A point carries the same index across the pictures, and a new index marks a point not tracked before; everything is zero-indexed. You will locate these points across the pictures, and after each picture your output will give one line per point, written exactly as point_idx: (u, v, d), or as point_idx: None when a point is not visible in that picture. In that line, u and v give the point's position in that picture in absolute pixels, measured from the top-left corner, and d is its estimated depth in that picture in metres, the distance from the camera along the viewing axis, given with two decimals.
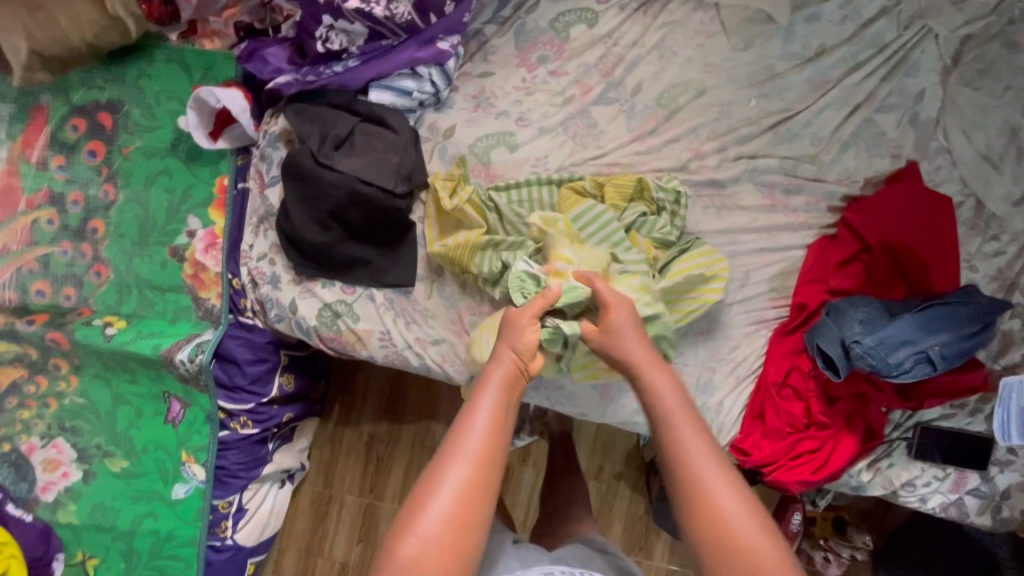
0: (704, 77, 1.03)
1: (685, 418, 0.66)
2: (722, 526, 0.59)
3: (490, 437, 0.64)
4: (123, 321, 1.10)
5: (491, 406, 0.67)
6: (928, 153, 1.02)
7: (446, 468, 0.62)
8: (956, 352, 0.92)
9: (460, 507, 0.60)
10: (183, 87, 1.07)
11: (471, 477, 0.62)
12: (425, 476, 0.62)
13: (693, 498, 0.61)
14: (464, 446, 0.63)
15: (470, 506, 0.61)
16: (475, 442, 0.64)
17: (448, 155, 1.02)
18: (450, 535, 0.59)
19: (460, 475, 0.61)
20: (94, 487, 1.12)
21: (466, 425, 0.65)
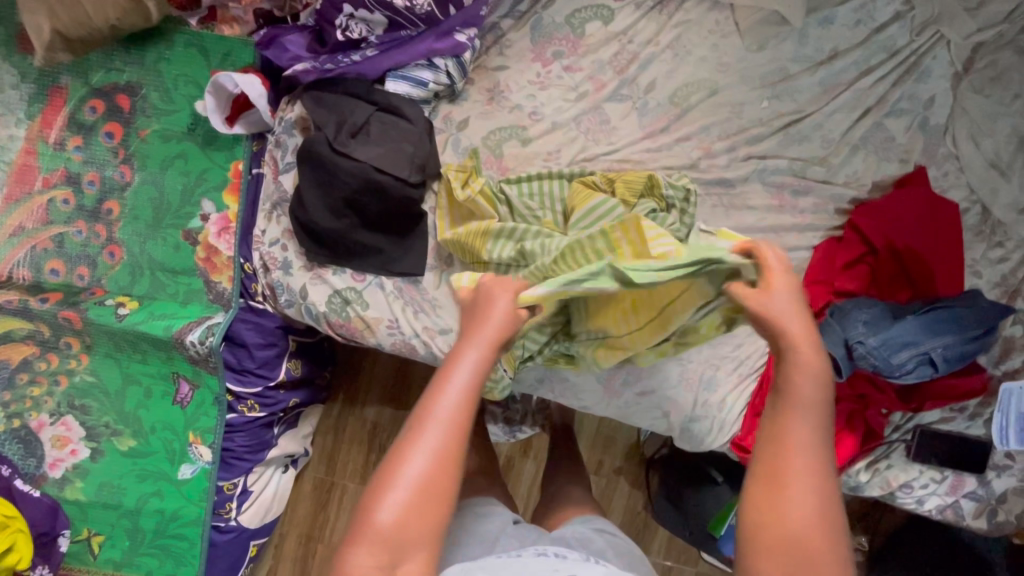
0: (716, 77, 1.04)
1: (805, 398, 0.61)
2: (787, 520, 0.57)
3: (464, 408, 0.61)
4: (135, 302, 1.11)
5: (472, 372, 0.63)
6: (936, 158, 1.03)
7: (420, 434, 0.60)
8: (958, 355, 0.93)
9: (434, 474, 0.59)
10: (201, 72, 1.08)
11: (446, 443, 0.60)
12: (398, 442, 0.61)
13: (769, 475, 0.59)
14: (437, 415, 0.61)
15: (443, 470, 0.60)
16: (450, 412, 0.61)
17: (461, 147, 1.04)
18: (421, 500, 0.59)
19: (435, 442, 0.60)
20: (101, 465, 1.14)
21: (441, 388, 0.62)
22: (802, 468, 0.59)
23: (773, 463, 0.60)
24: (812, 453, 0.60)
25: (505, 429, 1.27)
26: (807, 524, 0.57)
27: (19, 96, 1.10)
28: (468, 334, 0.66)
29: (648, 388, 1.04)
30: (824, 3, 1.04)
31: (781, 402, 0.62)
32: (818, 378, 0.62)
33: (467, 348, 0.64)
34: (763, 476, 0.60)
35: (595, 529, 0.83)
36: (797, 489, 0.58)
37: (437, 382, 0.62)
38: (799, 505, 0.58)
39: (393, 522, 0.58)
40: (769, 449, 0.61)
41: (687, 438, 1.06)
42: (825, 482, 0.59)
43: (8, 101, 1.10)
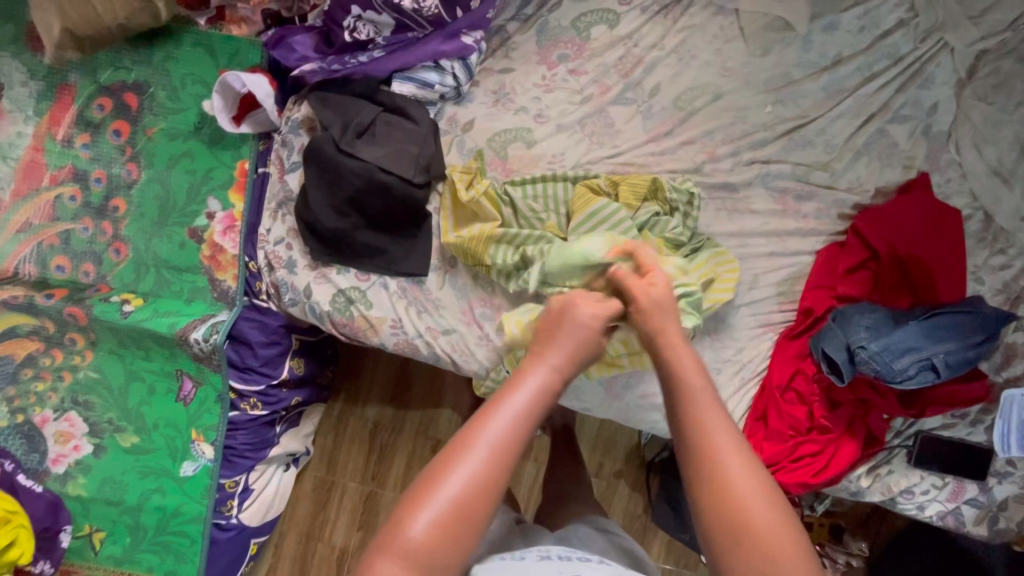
0: (721, 81, 1.04)
1: (704, 394, 0.64)
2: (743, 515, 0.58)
3: (511, 430, 0.60)
4: (139, 299, 1.12)
5: (530, 395, 0.62)
6: (939, 165, 1.04)
7: (462, 456, 0.59)
8: (960, 360, 0.94)
9: (472, 497, 0.58)
10: (209, 71, 1.09)
11: (486, 467, 0.58)
12: (439, 461, 0.59)
13: (704, 483, 0.60)
14: (486, 436, 0.59)
15: (484, 494, 0.58)
16: (499, 434, 0.59)
17: (466, 148, 1.04)
18: (455, 521, 0.57)
19: (477, 466, 0.58)
20: (104, 461, 1.14)
21: (496, 408, 0.61)
22: (731, 462, 0.60)
23: (709, 472, 0.60)
24: (734, 443, 0.61)
25: None
26: (756, 509, 0.58)
27: (28, 93, 1.11)
28: (534, 357, 0.66)
29: (649, 390, 1.05)
30: (828, 9, 1.04)
31: (685, 406, 0.63)
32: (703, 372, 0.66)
33: (533, 371, 0.64)
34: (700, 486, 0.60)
35: (596, 531, 0.83)
36: (735, 487, 0.59)
37: (493, 404, 0.61)
38: (742, 499, 0.58)
39: (424, 540, 0.56)
40: (695, 457, 0.61)
41: None
42: (755, 466, 0.61)
43: (18, 98, 1.11)
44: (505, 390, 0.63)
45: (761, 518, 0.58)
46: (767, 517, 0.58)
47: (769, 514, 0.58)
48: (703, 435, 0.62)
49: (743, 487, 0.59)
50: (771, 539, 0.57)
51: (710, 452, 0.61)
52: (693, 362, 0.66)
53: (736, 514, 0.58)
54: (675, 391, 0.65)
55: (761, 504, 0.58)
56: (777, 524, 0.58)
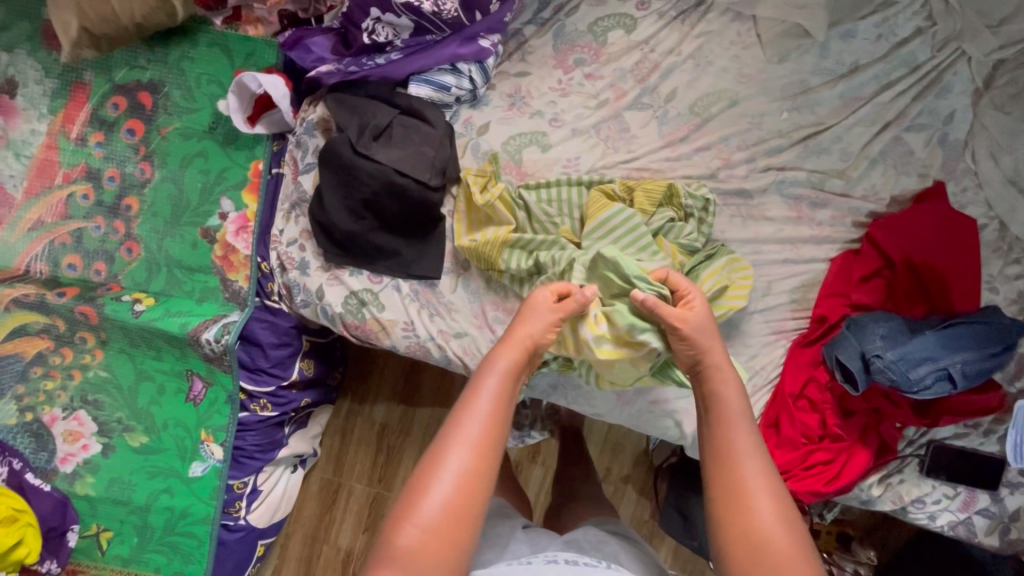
0: (738, 88, 1.04)
1: (740, 418, 0.68)
2: (754, 526, 0.60)
3: (487, 429, 0.65)
4: (151, 299, 1.12)
5: (492, 392, 0.67)
6: (955, 174, 1.03)
7: (447, 454, 0.63)
8: (977, 371, 0.93)
9: (459, 497, 0.61)
10: (224, 72, 1.09)
11: (470, 466, 0.62)
12: (425, 462, 0.63)
13: (729, 499, 0.62)
14: (465, 435, 0.64)
15: (465, 494, 0.61)
16: (476, 434, 0.64)
17: (481, 151, 1.04)
18: (444, 523, 0.60)
19: (462, 464, 0.62)
20: (112, 460, 1.14)
21: (466, 410, 0.65)
22: (757, 484, 0.63)
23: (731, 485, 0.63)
24: (759, 467, 0.64)
25: (515, 435, 1.26)
26: (778, 532, 0.60)
27: (42, 90, 1.11)
28: (498, 351, 0.71)
29: (661, 397, 1.04)
30: (846, 17, 1.04)
31: (719, 425, 0.68)
32: (741, 396, 0.70)
33: (496, 367, 0.69)
34: (726, 498, 0.63)
35: (608, 535, 0.83)
36: (758, 508, 0.61)
37: (465, 404, 0.66)
38: (764, 521, 0.60)
39: (416, 544, 0.59)
40: (720, 471, 0.65)
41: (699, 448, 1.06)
42: (778, 491, 0.63)
43: (32, 96, 1.11)
44: (474, 385, 0.68)
45: (782, 543, 0.59)
46: (785, 539, 0.59)
47: (788, 538, 0.59)
48: (734, 456, 0.65)
49: (765, 510, 0.61)
50: (792, 566, 0.58)
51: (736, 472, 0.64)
52: (734, 385, 0.71)
53: (758, 536, 0.60)
54: (716, 411, 0.69)
55: (780, 528, 0.60)
56: (796, 551, 0.59)
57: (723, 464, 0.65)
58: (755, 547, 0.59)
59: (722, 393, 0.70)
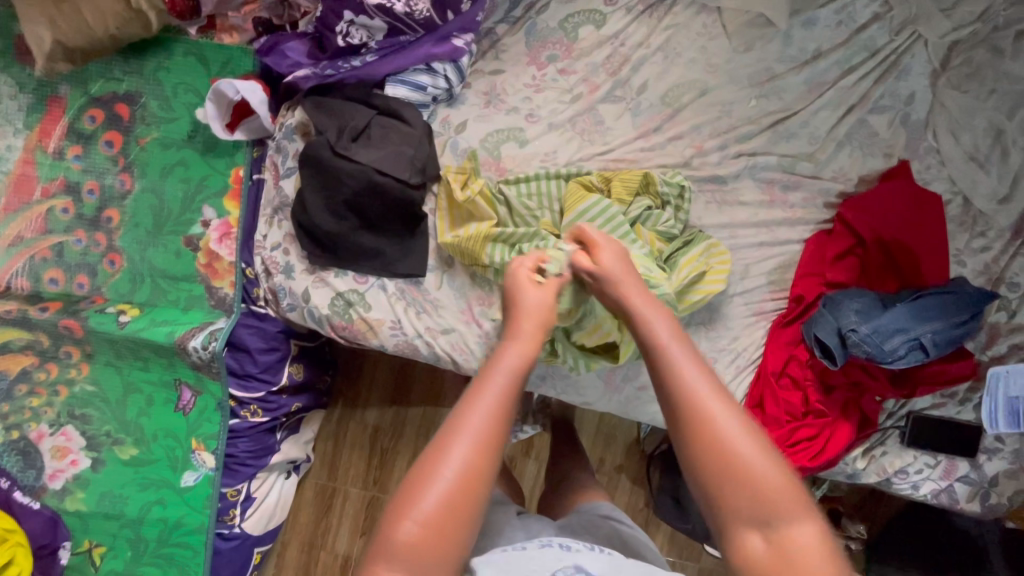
0: (706, 77, 1.07)
1: (679, 348, 0.64)
2: (732, 461, 0.57)
3: (489, 423, 0.62)
4: (136, 309, 1.11)
5: (498, 388, 0.64)
6: (918, 152, 1.07)
7: (448, 446, 0.61)
8: (946, 340, 0.97)
9: (457, 489, 0.60)
10: (201, 80, 1.09)
11: (471, 459, 0.61)
12: (428, 455, 0.62)
13: (698, 438, 0.59)
14: (466, 427, 0.62)
15: (467, 486, 0.60)
16: (478, 427, 0.61)
17: (459, 149, 1.06)
18: (443, 519, 0.60)
19: (462, 459, 0.61)
20: (102, 474, 1.13)
21: (467, 404, 0.63)
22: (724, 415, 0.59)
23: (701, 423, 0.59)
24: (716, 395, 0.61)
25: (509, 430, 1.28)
26: (762, 472, 0.57)
27: (18, 106, 1.10)
28: (508, 346, 0.68)
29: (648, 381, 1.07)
30: (806, 6, 1.08)
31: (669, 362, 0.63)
32: (673, 333, 0.66)
33: (506, 354, 0.67)
34: (694, 436, 0.59)
35: (602, 516, 0.86)
36: (729, 440, 0.58)
37: (461, 404, 0.63)
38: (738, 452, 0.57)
39: (416, 538, 0.59)
40: (687, 407, 0.60)
41: None
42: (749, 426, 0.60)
43: (7, 112, 1.11)
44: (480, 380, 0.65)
45: (766, 486, 0.56)
46: (770, 481, 0.57)
47: (771, 479, 0.57)
48: (695, 395, 0.61)
49: (748, 452, 0.57)
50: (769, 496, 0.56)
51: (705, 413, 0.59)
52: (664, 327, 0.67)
53: (740, 481, 0.57)
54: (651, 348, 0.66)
55: (754, 457, 0.57)
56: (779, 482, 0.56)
57: (691, 404, 0.60)
58: (738, 493, 0.57)
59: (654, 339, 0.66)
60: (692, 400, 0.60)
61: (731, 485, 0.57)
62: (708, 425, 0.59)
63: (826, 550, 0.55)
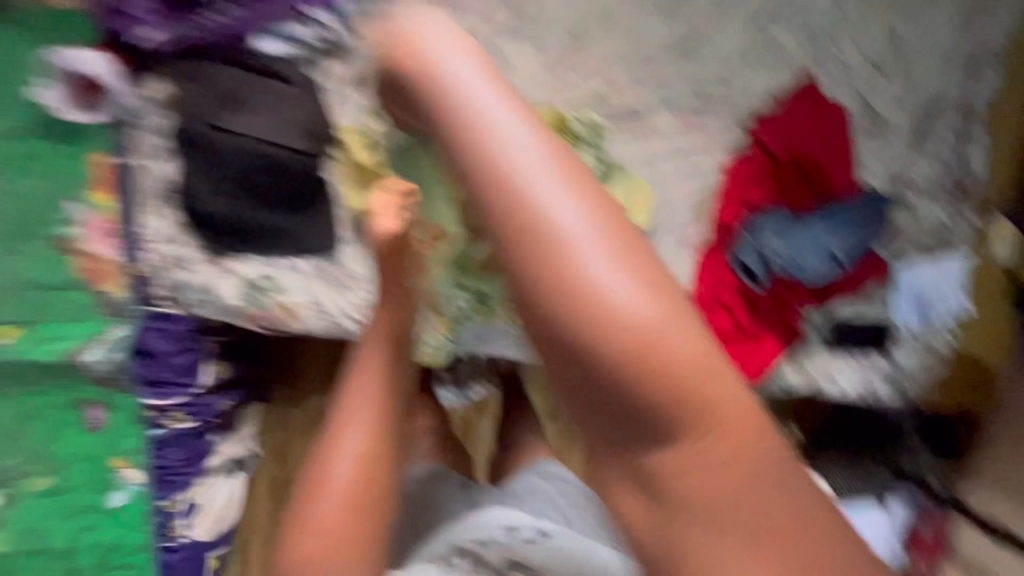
0: (609, 2, 1.01)
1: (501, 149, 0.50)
2: (579, 273, 0.45)
3: (374, 410, 0.71)
4: (14, 330, 0.98)
5: (370, 386, 0.72)
6: (824, 63, 1.07)
7: (337, 449, 0.70)
8: (854, 250, 1.04)
9: (358, 484, 0.69)
10: (30, 50, 0.91)
11: (360, 451, 0.70)
12: (321, 461, 0.70)
13: (538, 250, 0.46)
14: (348, 427, 0.70)
15: (367, 476, 0.69)
16: (359, 437, 0.70)
17: (358, 105, 0.95)
18: (347, 514, 0.68)
19: (356, 447, 0.70)
20: (18, 511, 1.04)
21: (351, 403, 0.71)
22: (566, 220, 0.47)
23: (537, 237, 0.47)
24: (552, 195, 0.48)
25: (454, 391, 1.20)
26: (637, 311, 0.45)
27: None
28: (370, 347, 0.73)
29: None
30: None
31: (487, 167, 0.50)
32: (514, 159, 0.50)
33: (374, 353, 0.73)
34: (533, 251, 0.46)
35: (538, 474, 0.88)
36: (571, 245, 0.46)
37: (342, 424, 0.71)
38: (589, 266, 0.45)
39: (320, 549, 0.66)
40: (515, 217, 0.48)
41: None
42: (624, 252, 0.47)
43: None
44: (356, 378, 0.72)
45: (650, 327, 0.45)
46: (651, 314, 0.45)
47: (654, 315, 0.45)
48: (552, 220, 0.47)
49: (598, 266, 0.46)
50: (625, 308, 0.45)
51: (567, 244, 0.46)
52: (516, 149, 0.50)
53: (614, 312, 0.45)
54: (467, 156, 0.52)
55: (610, 266, 0.46)
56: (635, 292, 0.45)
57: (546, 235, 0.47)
58: (607, 342, 0.44)
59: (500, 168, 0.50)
60: (546, 230, 0.47)
61: (603, 319, 0.45)
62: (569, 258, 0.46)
63: (700, 361, 0.46)
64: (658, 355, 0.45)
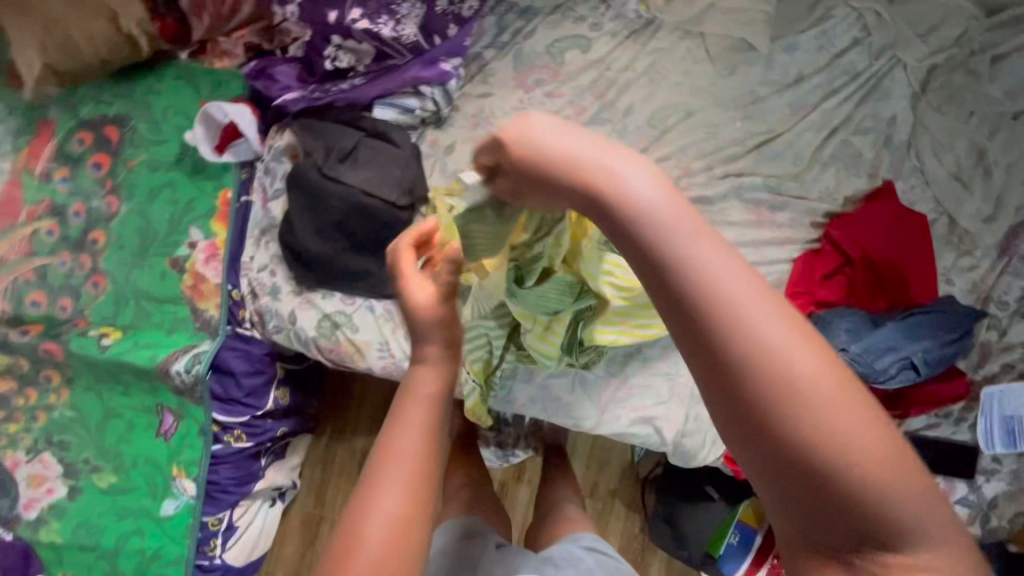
0: (690, 100, 1.09)
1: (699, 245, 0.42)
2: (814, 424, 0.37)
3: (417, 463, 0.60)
4: (119, 332, 1.09)
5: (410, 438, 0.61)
6: (903, 172, 1.08)
7: (373, 504, 0.57)
8: (937, 358, 0.97)
9: (393, 546, 0.55)
10: (191, 102, 1.09)
11: (403, 510, 0.57)
12: (347, 527, 0.56)
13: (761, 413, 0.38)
14: (389, 480, 0.58)
15: (402, 538, 0.56)
16: (409, 443, 0.61)
17: (448, 171, 1.05)
18: None
19: (394, 507, 0.57)
20: (80, 503, 1.10)
21: (388, 457, 0.60)
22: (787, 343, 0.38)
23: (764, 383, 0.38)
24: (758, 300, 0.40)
25: (499, 454, 1.26)
26: (861, 434, 0.37)
27: (6, 128, 1.09)
28: (411, 405, 0.65)
29: (639, 404, 1.08)
30: (786, 32, 1.10)
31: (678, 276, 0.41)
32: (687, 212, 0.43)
33: (410, 411, 0.64)
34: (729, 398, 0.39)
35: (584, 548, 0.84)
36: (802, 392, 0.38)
37: (397, 413, 0.64)
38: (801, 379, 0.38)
39: None
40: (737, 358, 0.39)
41: (680, 455, 1.09)
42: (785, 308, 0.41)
43: None
44: (403, 395, 0.67)
45: (839, 412, 0.37)
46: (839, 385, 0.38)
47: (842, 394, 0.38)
48: (751, 326, 0.39)
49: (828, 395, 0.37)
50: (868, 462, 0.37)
51: (736, 301, 0.39)
52: (664, 195, 0.44)
53: (820, 418, 0.37)
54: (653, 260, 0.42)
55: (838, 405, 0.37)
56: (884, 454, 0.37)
57: (714, 293, 0.40)
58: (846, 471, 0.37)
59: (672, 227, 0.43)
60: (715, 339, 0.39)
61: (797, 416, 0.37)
62: (743, 318, 0.39)
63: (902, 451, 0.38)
64: (857, 453, 0.37)
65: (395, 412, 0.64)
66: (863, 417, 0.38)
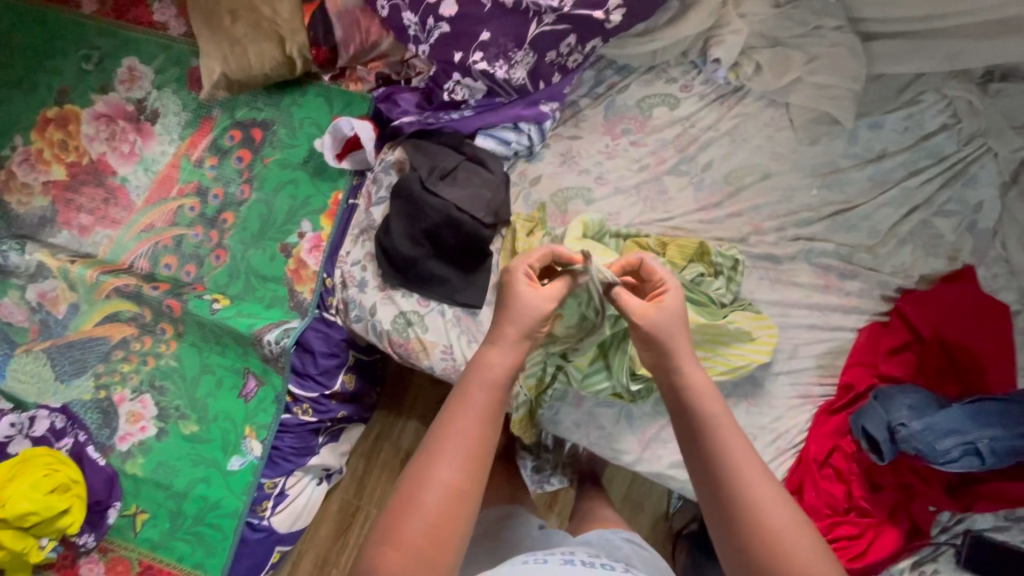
0: (769, 163, 1.14)
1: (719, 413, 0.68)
2: (774, 538, 0.60)
3: (477, 440, 0.66)
4: (228, 300, 1.26)
5: (475, 413, 0.68)
6: (985, 259, 1.07)
7: (432, 471, 0.64)
8: (1007, 449, 0.92)
9: (446, 511, 0.62)
10: (325, 117, 1.29)
11: (457, 483, 0.63)
12: (409, 482, 0.64)
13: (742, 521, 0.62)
14: (449, 454, 0.65)
15: (457, 503, 0.63)
16: (470, 429, 0.67)
17: (531, 200, 1.17)
18: (427, 546, 0.61)
19: (451, 478, 0.63)
20: (163, 445, 1.24)
21: (448, 430, 0.66)
22: (761, 487, 0.63)
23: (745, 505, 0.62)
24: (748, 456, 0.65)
25: (535, 479, 1.26)
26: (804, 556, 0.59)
27: (177, 120, 1.33)
28: (473, 390, 0.69)
29: None
30: (873, 110, 1.14)
31: (703, 426, 0.68)
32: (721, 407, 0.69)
33: (475, 395, 0.69)
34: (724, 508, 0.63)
35: (623, 537, 0.88)
36: (768, 515, 0.61)
37: (461, 396, 0.69)
38: (768, 511, 0.62)
39: None
40: (731, 485, 0.63)
41: None
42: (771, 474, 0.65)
43: (168, 125, 1.33)
44: (470, 378, 0.71)
45: (796, 541, 0.60)
46: (799, 535, 0.60)
47: (797, 532, 0.61)
48: (742, 471, 0.64)
49: (784, 523, 0.61)
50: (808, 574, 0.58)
51: (739, 456, 0.65)
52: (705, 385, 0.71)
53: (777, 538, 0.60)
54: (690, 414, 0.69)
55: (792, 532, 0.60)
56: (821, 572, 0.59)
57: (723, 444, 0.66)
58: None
59: (711, 412, 0.68)
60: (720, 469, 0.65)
61: (763, 530, 0.61)
62: (739, 464, 0.64)
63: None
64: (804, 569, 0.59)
65: (460, 394, 0.70)
66: (811, 547, 0.60)
